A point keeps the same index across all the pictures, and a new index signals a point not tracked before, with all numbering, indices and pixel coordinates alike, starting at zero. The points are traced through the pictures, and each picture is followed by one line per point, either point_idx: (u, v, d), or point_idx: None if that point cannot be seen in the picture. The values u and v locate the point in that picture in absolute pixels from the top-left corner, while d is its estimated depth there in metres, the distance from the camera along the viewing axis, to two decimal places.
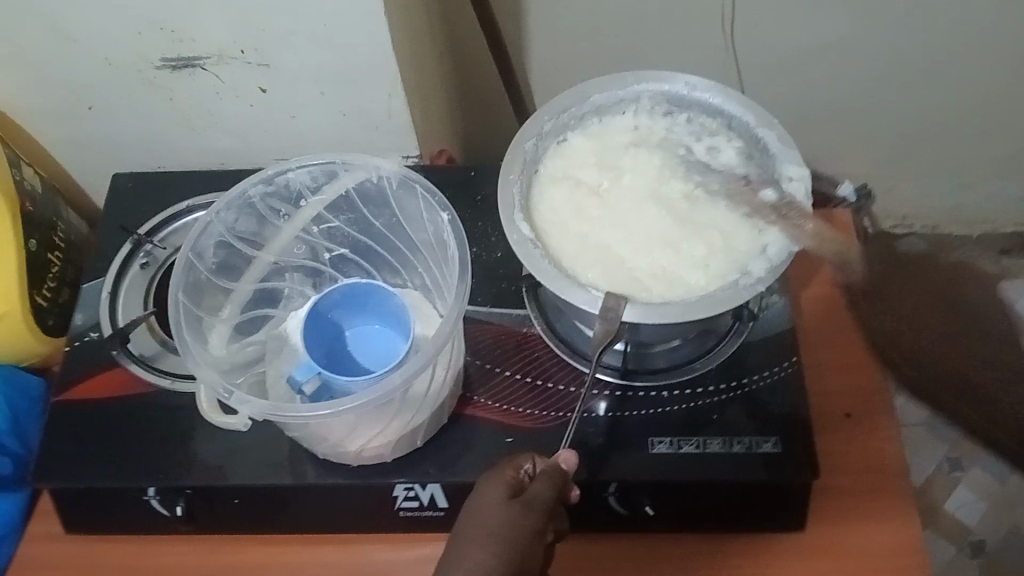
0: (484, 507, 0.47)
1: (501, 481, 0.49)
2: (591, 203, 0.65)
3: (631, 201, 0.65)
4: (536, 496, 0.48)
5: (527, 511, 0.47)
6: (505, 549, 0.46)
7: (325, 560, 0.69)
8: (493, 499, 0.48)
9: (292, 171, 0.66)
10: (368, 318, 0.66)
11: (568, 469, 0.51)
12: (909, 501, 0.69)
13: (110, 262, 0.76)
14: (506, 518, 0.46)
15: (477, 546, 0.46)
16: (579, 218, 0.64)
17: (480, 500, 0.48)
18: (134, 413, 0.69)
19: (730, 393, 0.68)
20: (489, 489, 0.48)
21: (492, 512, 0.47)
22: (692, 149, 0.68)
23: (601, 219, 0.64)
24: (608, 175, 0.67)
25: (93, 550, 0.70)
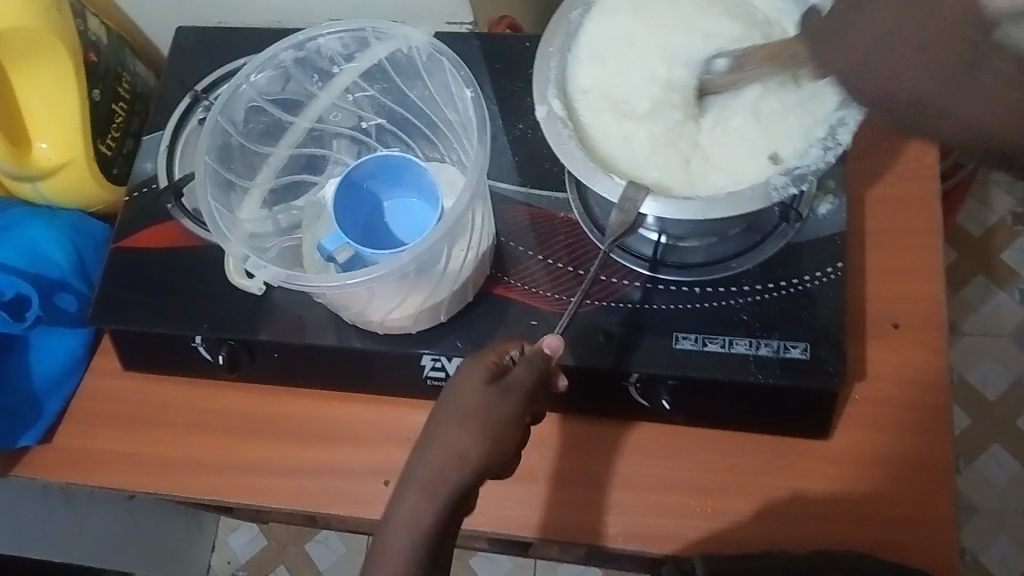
0: (463, 390, 0.49)
1: (485, 362, 0.51)
2: (629, 72, 0.63)
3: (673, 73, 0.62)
4: (516, 382, 0.50)
5: (506, 395, 0.49)
6: (483, 429, 0.48)
7: (357, 416, 0.73)
8: (475, 380, 0.50)
9: (323, 38, 0.67)
10: (403, 190, 0.66)
11: (552, 353, 0.54)
12: (947, 419, 0.67)
13: (170, 115, 0.78)
14: (485, 401, 0.49)
15: (457, 425, 0.48)
16: (610, 90, 0.62)
17: (460, 385, 0.50)
18: (181, 263, 0.72)
19: (766, 295, 0.65)
20: (471, 370, 0.50)
21: (473, 394, 0.49)
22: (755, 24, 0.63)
23: (633, 88, 0.62)
24: (656, 43, 0.63)
25: (147, 386, 0.75)
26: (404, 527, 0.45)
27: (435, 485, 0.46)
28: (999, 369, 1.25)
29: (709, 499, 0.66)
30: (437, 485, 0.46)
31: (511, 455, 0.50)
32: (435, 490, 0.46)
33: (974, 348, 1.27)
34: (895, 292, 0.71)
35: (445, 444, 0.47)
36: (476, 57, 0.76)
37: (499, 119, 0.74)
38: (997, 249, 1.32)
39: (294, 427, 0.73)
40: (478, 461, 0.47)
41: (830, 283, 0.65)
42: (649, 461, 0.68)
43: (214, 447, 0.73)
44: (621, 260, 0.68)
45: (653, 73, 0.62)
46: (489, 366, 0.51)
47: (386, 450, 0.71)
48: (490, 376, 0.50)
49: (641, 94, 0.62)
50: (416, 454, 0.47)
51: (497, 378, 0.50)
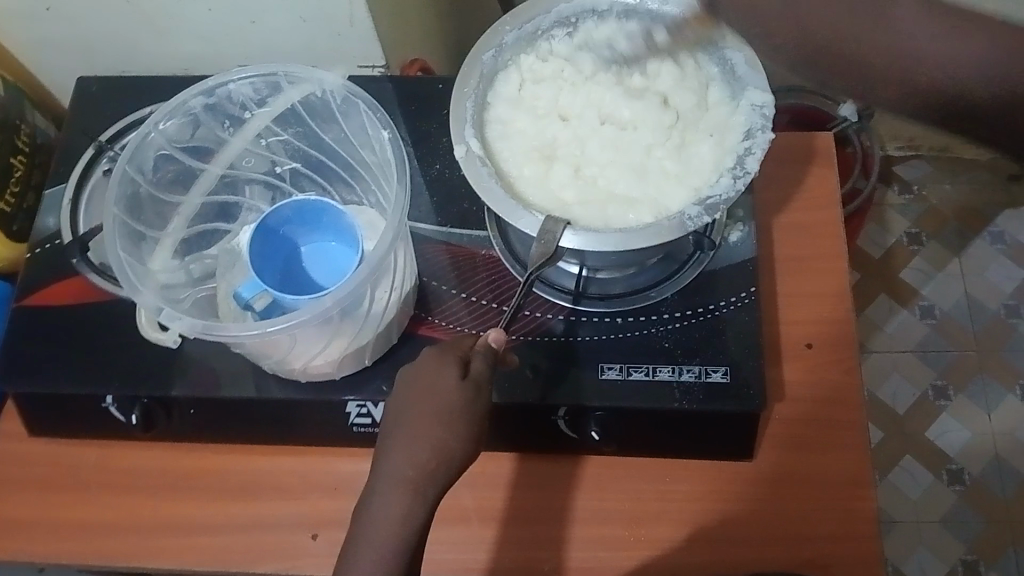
0: (437, 388, 0.53)
1: (452, 359, 0.55)
2: (536, 123, 0.65)
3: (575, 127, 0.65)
4: (482, 377, 0.55)
5: (476, 395, 0.54)
6: (454, 432, 0.52)
7: (281, 469, 0.70)
8: (446, 376, 0.54)
9: (233, 84, 0.66)
10: (321, 234, 0.65)
11: (500, 346, 0.58)
12: (864, 434, 0.69)
13: (73, 167, 0.75)
14: (461, 399, 0.53)
15: (434, 421, 0.52)
16: (520, 129, 0.64)
17: (430, 383, 0.54)
18: (90, 319, 0.70)
19: (685, 322, 0.67)
20: (441, 367, 0.55)
21: (446, 391, 0.53)
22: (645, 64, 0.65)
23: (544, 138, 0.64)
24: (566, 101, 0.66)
25: (55, 450, 0.72)
26: (392, 517, 0.50)
27: (421, 485, 0.51)
28: (907, 384, 1.30)
29: (641, 528, 0.67)
30: (418, 483, 0.51)
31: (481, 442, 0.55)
32: (415, 488, 0.51)
33: (882, 365, 1.32)
34: (806, 314, 0.73)
35: (420, 448, 0.52)
36: (389, 99, 0.76)
37: (415, 160, 0.74)
38: (897, 269, 1.38)
39: (215, 484, 0.70)
40: (455, 452, 0.52)
41: (746, 307, 0.67)
42: (581, 494, 0.68)
43: (131, 510, 0.69)
44: (543, 293, 0.68)
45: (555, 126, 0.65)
46: (456, 362, 0.55)
47: (313, 502, 0.69)
48: (460, 372, 0.55)
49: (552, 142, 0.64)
50: (389, 455, 0.52)
51: (466, 374, 0.55)
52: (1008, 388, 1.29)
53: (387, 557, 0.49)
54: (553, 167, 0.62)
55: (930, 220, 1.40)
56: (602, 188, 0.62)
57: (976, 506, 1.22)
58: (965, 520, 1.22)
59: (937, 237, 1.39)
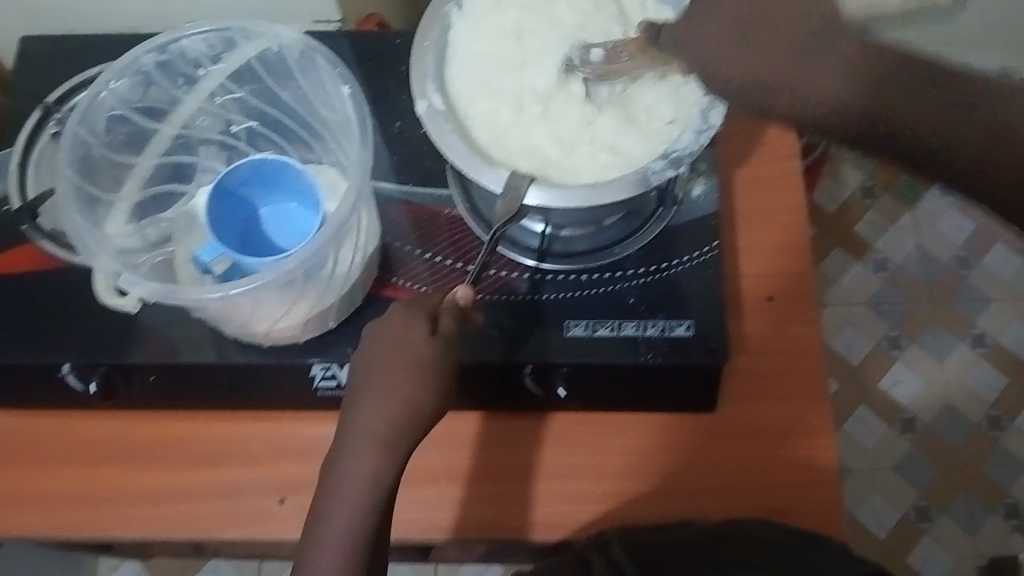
0: (406, 344, 0.53)
1: (421, 313, 0.54)
2: (493, 71, 0.64)
3: (529, 70, 0.64)
4: (450, 333, 0.54)
5: (447, 351, 0.54)
6: (425, 387, 0.53)
7: (246, 434, 0.70)
8: (415, 331, 0.53)
9: (187, 39, 0.65)
10: (280, 195, 0.64)
11: (466, 301, 0.57)
12: (824, 383, 0.70)
13: (19, 132, 0.72)
14: (430, 355, 0.53)
15: (405, 380, 0.52)
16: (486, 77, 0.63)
17: (399, 338, 0.53)
18: (43, 287, 0.68)
19: (648, 277, 0.67)
20: (410, 321, 0.54)
21: (416, 347, 0.53)
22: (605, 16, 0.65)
23: (502, 86, 0.63)
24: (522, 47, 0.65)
25: (12, 422, 0.70)
26: (360, 476, 0.51)
27: (388, 446, 0.52)
28: (861, 337, 1.33)
29: (608, 481, 0.68)
30: (390, 439, 0.52)
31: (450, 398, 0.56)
32: (387, 444, 0.52)
33: (837, 318, 1.34)
34: (766, 267, 0.74)
35: (389, 408, 0.52)
36: (346, 56, 0.75)
37: (374, 119, 0.73)
38: (852, 223, 1.40)
39: (178, 451, 0.69)
40: (425, 410, 0.53)
41: (709, 262, 0.68)
42: (548, 450, 0.69)
43: (93, 481, 0.68)
44: (508, 251, 0.68)
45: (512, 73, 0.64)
46: (426, 317, 0.54)
47: (279, 466, 0.69)
48: (429, 327, 0.54)
49: (508, 89, 0.63)
50: (357, 415, 0.53)
51: (435, 329, 0.54)
52: (958, 338, 1.32)
53: (356, 510, 0.51)
54: (515, 118, 0.62)
55: (883, 175, 1.42)
56: (565, 140, 0.61)
57: (926, 453, 1.26)
58: (917, 466, 1.26)
59: (890, 191, 1.41)
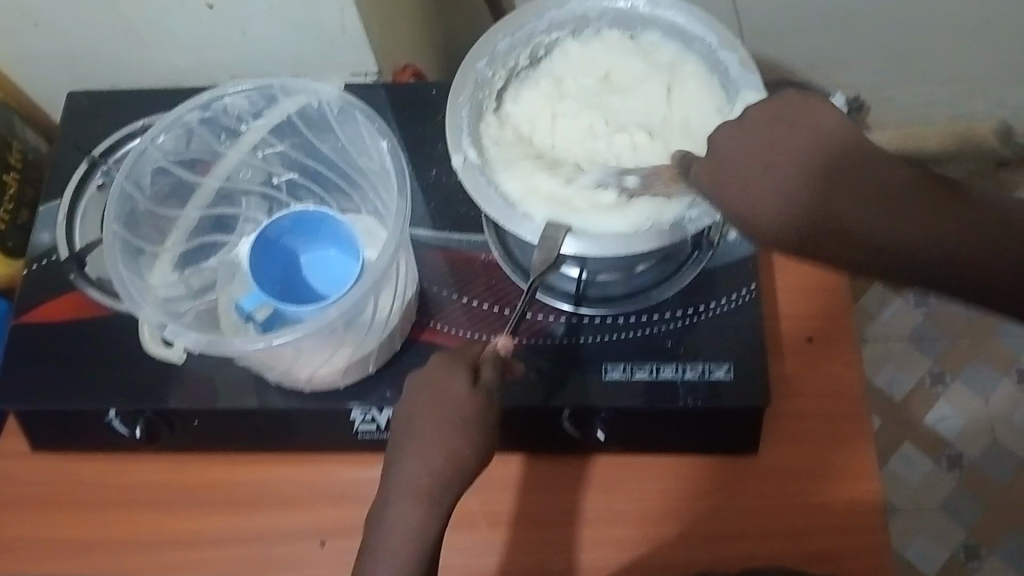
0: (449, 397, 0.54)
1: (463, 365, 0.55)
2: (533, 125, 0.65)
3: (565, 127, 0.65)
4: (492, 384, 0.55)
5: (489, 402, 0.54)
6: (468, 437, 0.53)
7: (286, 478, 0.70)
8: (457, 384, 0.54)
9: (229, 97, 0.67)
10: (320, 244, 0.65)
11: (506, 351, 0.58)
12: (867, 425, 0.69)
13: (66, 184, 0.75)
14: (473, 407, 0.53)
15: (447, 432, 0.53)
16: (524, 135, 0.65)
17: (442, 390, 0.54)
18: (89, 335, 0.69)
19: (686, 320, 0.67)
20: (452, 373, 0.55)
21: (458, 399, 0.54)
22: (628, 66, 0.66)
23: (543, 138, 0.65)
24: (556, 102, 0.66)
25: (58, 467, 0.71)
26: (405, 530, 0.51)
27: (433, 498, 0.51)
28: (902, 372, 1.31)
29: (648, 526, 0.67)
30: (434, 493, 0.52)
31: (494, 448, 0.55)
32: (432, 498, 0.52)
33: (877, 354, 1.32)
34: (804, 308, 0.73)
35: (434, 458, 0.52)
36: (383, 105, 0.76)
37: (411, 165, 0.74)
38: None
39: (219, 496, 0.70)
40: (468, 462, 0.53)
41: (746, 304, 0.68)
42: (589, 494, 0.68)
43: (135, 525, 0.69)
44: (544, 296, 0.68)
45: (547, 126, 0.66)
46: (466, 369, 0.55)
47: (319, 510, 0.69)
48: (471, 379, 0.55)
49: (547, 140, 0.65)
50: (401, 466, 0.52)
51: (477, 380, 0.55)
52: (1002, 372, 1.30)
53: (403, 566, 0.50)
54: (550, 171, 0.62)
55: None
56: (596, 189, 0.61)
57: (973, 491, 1.23)
58: (965, 505, 1.23)
59: None
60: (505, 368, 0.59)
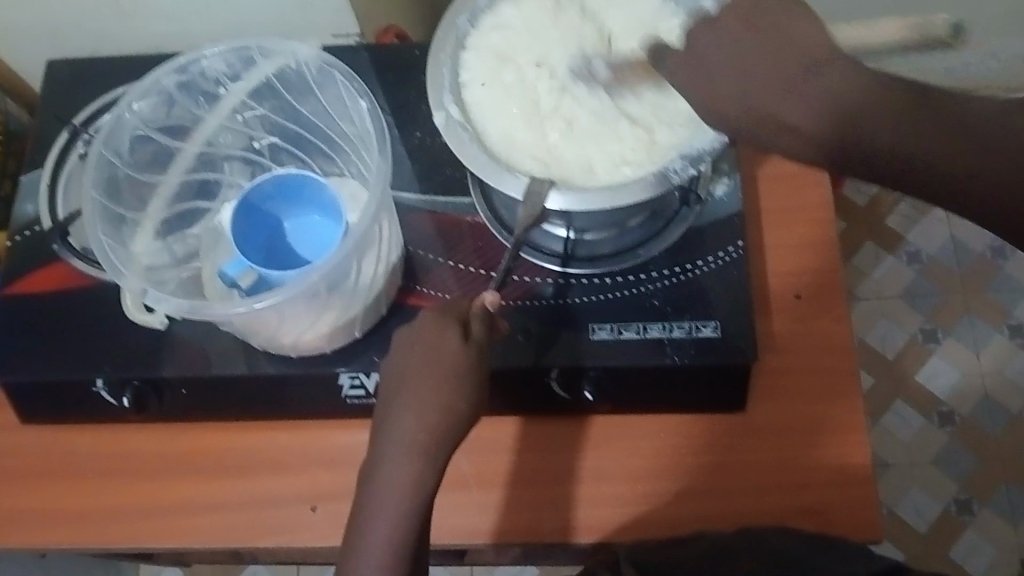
0: (440, 352, 0.54)
1: (452, 322, 0.55)
2: (509, 76, 0.64)
3: (540, 74, 0.64)
4: (481, 340, 0.55)
5: (479, 357, 0.55)
6: (461, 391, 0.53)
7: (277, 444, 0.70)
8: (448, 339, 0.54)
9: (206, 59, 0.66)
10: (303, 208, 0.64)
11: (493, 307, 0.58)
12: (855, 378, 0.69)
13: (48, 153, 0.74)
14: (464, 362, 0.54)
15: (439, 387, 0.53)
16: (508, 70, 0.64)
17: (432, 346, 0.54)
18: (75, 305, 0.69)
19: (673, 279, 0.67)
20: (442, 329, 0.55)
21: (449, 354, 0.54)
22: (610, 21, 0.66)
23: (518, 87, 0.64)
24: (533, 53, 0.65)
25: (50, 438, 0.71)
26: (401, 485, 0.51)
27: (429, 452, 0.52)
28: (895, 330, 1.31)
29: (638, 484, 0.67)
30: (426, 450, 0.52)
31: (484, 401, 0.56)
32: (424, 456, 0.52)
33: (870, 312, 1.32)
34: (794, 265, 0.73)
35: (428, 413, 0.52)
36: (366, 68, 0.75)
37: (395, 128, 0.73)
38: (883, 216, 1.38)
39: (212, 464, 0.70)
40: (461, 416, 0.53)
41: (734, 261, 0.67)
42: (582, 454, 0.69)
43: (128, 493, 0.69)
44: (532, 258, 0.68)
45: (523, 75, 0.64)
46: (457, 326, 0.55)
47: (311, 475, 0.69)
48: (461, 334, 0.55)
49: (523, 89, 0.64)
50: (394, 421, 0.52)
51: (468, 336, 0.55)
52: (996, 328, 1.30)
53: (401, 520, 0.51)
54: (532, 124, 0.62)
55: None
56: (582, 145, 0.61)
57: (966, 447, 1.24)
58: (958, 459, 1.24)
59: None
60: (495, 327, 0.59)
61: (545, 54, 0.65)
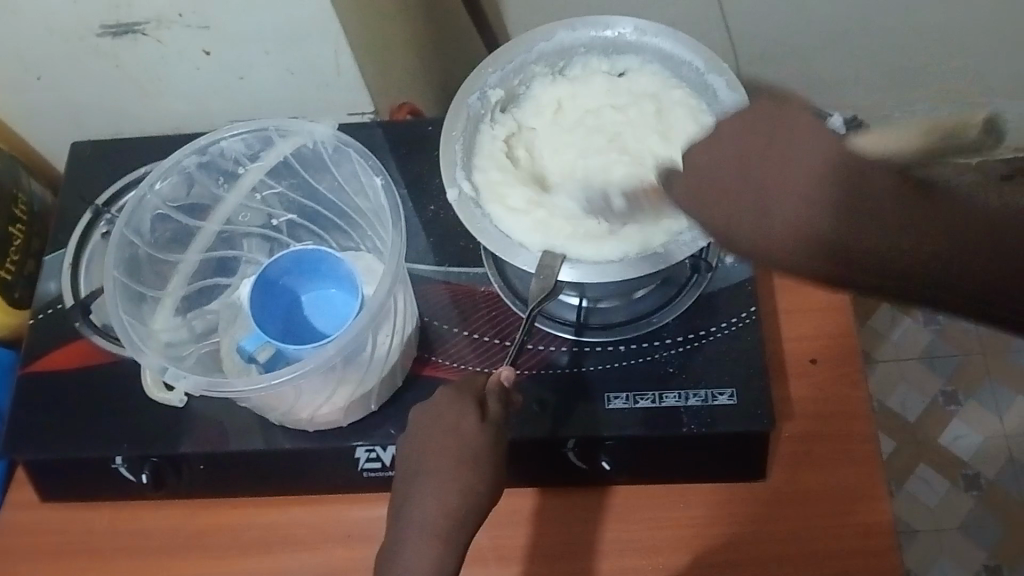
0: (461, 435, 0.54)
1: (472, 403, 0.55)
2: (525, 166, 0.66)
3: (553, 170, 0.67)
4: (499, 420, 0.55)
5: (497, 437, 0.55)
6: (480, 474, 0.53)
7: (293, 519, 0.70)
8: (468, 421, 0.54)
9: (226, 140, 0.68)
10: (320, 282, 0.65)
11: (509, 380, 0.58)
12: (875, 445, 0.69)
13: (71, 232, 0.76)
14: (483, 444, 0.54)
15: (460, 470, 0.53)
16: (565, 159, 0.68)
17: (452, 428, 0.54)
18: (96, 382, 0.70)
19: (687, 346, 0.67)
20: (461, 410, 0.55)
21: (468, 436, 0.54)
22: (607, 103, 0.68)
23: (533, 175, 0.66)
24: (544, 149, 0.68)
25: (67, 516, 0.71)
26: (422, 571, 0.51)
27: (450, 537, 0.51)
28: (915, 392, 1.30)
29: (658, 556, 0.66)
30: (449, 533, 0.52)
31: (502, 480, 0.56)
32: (446, 539, 0.51)
33: (889, 374, 1.31)
34: (809, 330, 0.73)
35: (449, 496, 0.52)
36: (381, 144, 0.77)
37: (409, 202, 0.75)
38: None
39: (228, 540, 0.70)
40: (481, 498, 0.53)
41: (747, 328, 0.68)
42: (600, 525, 0.68)
43: (144, 571, 0.69)
44: (545, 327, 0.68)
45: (538, 168, 0.67)
46: (477, 407, 0.55)
47: (327, 551, 0.69)
48: (480, 415, 0.55)
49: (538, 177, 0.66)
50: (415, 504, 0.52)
51: (487, 417, 0.55)
52: (1017, 390, 1.28)
53: None
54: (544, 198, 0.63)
55: None
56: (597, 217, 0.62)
57: (994, 512, 1.22)
58: (985, 525, 1.21)
59: None
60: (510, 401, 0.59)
61: (554, 151, 0.68)
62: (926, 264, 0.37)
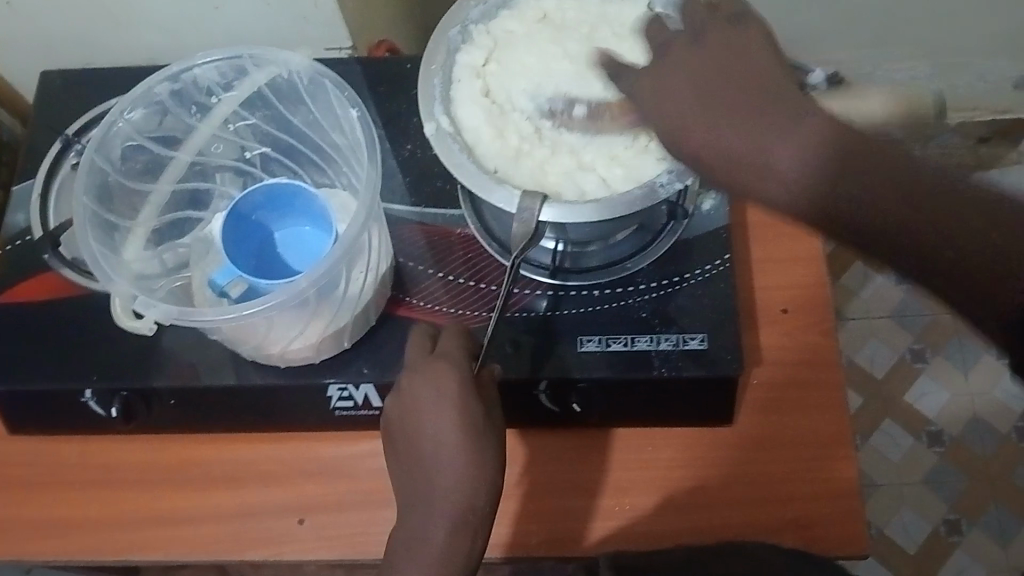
0: (454, 413, 0.58)
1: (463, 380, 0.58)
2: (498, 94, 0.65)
3: (523, 92, 0.65)
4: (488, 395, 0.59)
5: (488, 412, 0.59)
6: (479, 449, 0.58)
7: (265, 455, 0.70)
8: (458, 399, 0.58)
9: (198, 69, 0.66)
10: (294, 218, 0.65)
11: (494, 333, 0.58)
12: (841, 394, 0.70)
13: (40, 163, 0.74)
14: (477, 420, 0.58)
15: (459, 449, 0.57)
16: (528, 77, 0.65)
17: (446, 408, 0.58)
18: (65, 315, 0.69)
19: (660, 291, 0.67)
20: (452, 387, 0.58)
21: (462, 415, 0.58)
22: (586, 30, 0.67)
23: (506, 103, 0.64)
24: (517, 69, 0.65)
25: (36, 449, 0.71)
26: (437, 541, 0.57)
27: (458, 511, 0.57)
28: (885, 349, 1.31)
29: (626, 497, 0.67)
30: (459, 506, 0.57)
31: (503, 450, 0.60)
32: (458, 512, 0.57)
33: (860, 331, 1.33)
34: (781, 279, 0.74)
35: (453, 474, 0.57)
36: (358, 82, 0.76)
37: (386, 141, 0.74)
38: None
39: (199, 475, 0.70)
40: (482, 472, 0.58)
41: (721, 275, 0.68)
42: (570, 466, 0.69)
43: (115, 504, 0.69)
44: (520, 269, 0.68)
45: (511, 92, 0.65)
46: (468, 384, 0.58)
47: (298, 486, 0.69)
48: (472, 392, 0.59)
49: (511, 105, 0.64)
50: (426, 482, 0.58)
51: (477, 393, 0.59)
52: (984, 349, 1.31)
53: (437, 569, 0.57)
54: (520, 136, 0.63)
55: None
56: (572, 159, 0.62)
57: (955, 467, 1.24)
58: (946, 479, 1.24)
59: None
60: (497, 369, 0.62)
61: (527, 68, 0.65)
62: (872, 228, 0.46)
